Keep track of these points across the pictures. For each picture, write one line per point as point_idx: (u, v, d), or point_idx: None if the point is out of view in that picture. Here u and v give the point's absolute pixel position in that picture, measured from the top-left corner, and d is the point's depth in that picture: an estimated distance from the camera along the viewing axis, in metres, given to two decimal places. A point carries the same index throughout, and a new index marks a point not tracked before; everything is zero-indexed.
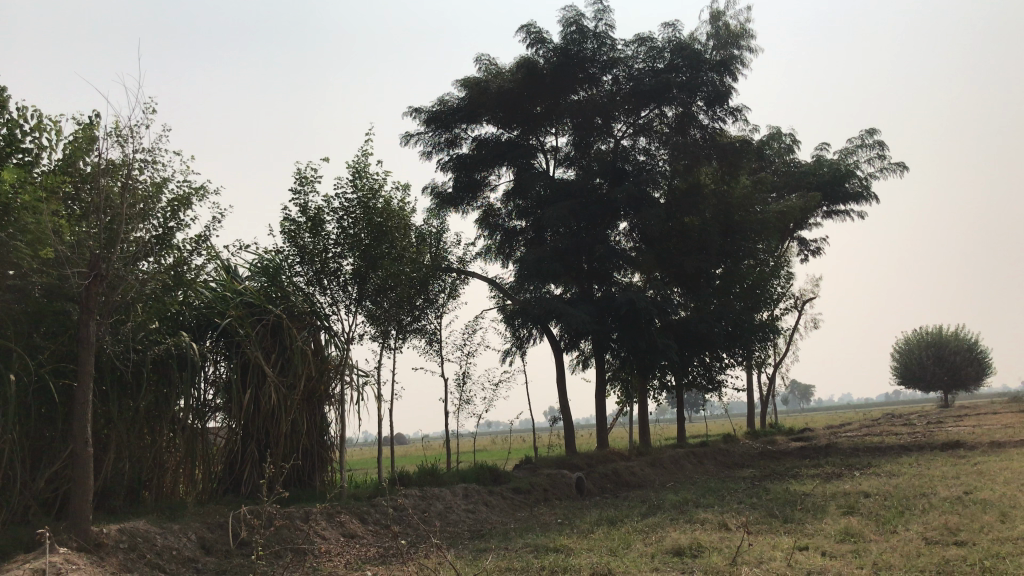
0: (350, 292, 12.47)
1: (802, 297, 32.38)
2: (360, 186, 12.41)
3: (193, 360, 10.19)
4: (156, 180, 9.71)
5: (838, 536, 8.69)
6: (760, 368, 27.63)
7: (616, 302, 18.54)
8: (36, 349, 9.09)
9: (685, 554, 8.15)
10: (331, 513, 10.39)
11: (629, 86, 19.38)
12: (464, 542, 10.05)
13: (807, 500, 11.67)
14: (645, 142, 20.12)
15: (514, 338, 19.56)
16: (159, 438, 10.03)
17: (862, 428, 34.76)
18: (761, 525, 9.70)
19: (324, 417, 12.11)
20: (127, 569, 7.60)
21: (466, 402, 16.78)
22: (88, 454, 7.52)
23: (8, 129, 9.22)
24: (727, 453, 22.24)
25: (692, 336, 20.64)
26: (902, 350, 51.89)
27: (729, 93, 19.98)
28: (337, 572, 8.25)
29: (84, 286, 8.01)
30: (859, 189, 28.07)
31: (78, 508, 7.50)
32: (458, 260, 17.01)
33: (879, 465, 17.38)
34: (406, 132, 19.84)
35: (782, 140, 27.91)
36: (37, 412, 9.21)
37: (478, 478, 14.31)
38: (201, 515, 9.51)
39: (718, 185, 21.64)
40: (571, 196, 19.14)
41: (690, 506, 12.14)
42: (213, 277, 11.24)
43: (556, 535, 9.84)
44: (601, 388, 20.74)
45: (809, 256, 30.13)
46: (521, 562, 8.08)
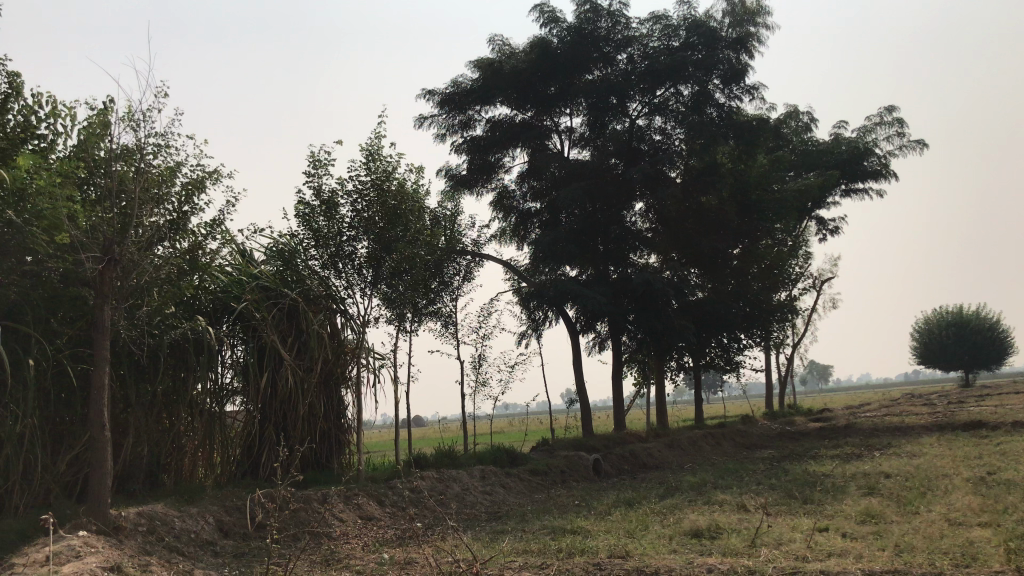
0: (365, 275, 12.44)
1: (821, 276, 32.07)
2: (374, 169, 12.33)
3: (210, 344, 10.20)
4: (169, 164, 9.72)
5: (858, 517, 8.61)
6: (778, 349, 27.46)
7: (632, 283, 18.43)
8: (54, 334, 9.11)
9: (704, 536, 8.09)
10: (349, 496, 10.42)
11: (645, 64, 19.15)
12: (481, 524, 10.04)
13: (827, 481, 11.57)
14: (661, 122, 19.78)
15: (529, 320, 19.48)
16: (178, 422, 10.08)
17: (882, 408, 34.51)
18: (781, 506, 9.63)
19: (341, 400, 12.13)
20: (146, 551, 7.62)
21: (483, 385, 16.75)
22: (105, 437, 7.54)
23: (23, 115, 9.21)
24: (745, 433, 22.12)
25: (709, 317, 20.50)
26: (922, 330, 51.36)
27: (746, 71, 19.72)
28: (355, 555, 8.26)
29: (98, 270, 8.02)
30: (878, 167, 27.66)
31: (96, 491, 7.51)
32: (472, 242, 16.97)
33: (899, 445, 17.24)
34: (419, 115, 19.72)
35: (799, 118, 27.64)
36: (56, 396, 9.26)
37: (495, 460, 14.30)
38: (219, 498, 9.55)
39: (735, 165, 21.34)
40: (586, 176, 19.01)
41: (708, 487, 12.08)
42: (229, 262, 11.25)
43: (574, 516, 9.81)
44: (617, 370, 20.67)
45: (827, 236, 29.82)
46: (538, 544, 8.06)
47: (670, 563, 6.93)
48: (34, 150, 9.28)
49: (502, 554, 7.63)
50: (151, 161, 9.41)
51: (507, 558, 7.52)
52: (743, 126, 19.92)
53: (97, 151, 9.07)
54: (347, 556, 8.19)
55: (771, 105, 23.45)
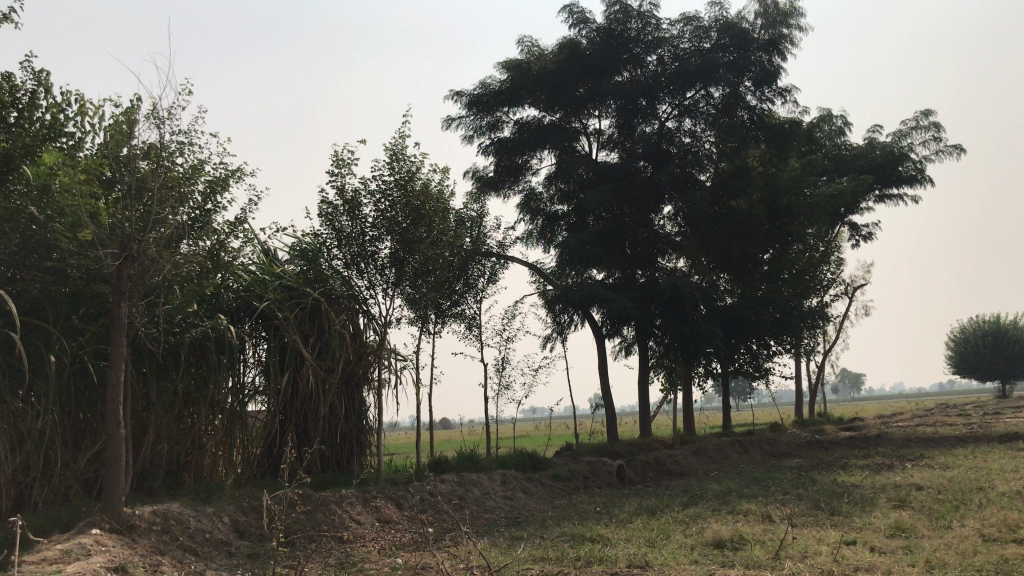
0: (387, 276, 12.33)
1: (854, 283, 31.54)
2: (397, 169, 12.22)
3: (231, 343, 10.13)
4: (192, 163, 9.68)
5: (888, 530, 8.33)
6: (808, 356, 27.01)
7: (659, 287, 18.20)
8: (75, 332, 9.08)
9: (727, 547, 7.86)
10: (367, 498, 10.32)
11: (675, 65, 18.87)
12: (500, 529, 9.89)
13: (856, 492, 11.27)
14: (691, 124, 19.54)
15: (555, 324, 19.29)
16: (199, 421, 10.05)
17: (914, 417, 33.86)
18: (808, 517, 9.36)
19: (362, 401, 12.05)
20: (160, 551, 7.54)
21: (506, 388, 16.59)
22: (120, 435, 7.47)
23: (51, 113, 9.22)
24: (774, 441, 21.76)
25: (738, 323, 20.16)
26: (956, 340, 50.53)
27: (778, 73, 19.37)
28: (370, 558, 8.14)
29: (115, 267, 7.92)
30: (913, 172, 27.12)
31: (110, 489, 7.45)
32: (498, 245, 16.82)
33: (932, 456, 16.83)
34: (447, 116, 19.62)
35: (832, 123, 27.19)
36: (77, 393, 9.25)
37: (517, 464, 14.14)
38: (236, 497, 9.48)
39: (765, 168, 20.96)
40: (614, 178, 18.80)
41: (733, 496, 11.83)
42: (252, 261, 11.22)
43: (594, 524, 9.62)
44: (644, 375, 20.41)
45: (860, 241, 29.29)
46: (556, 552, 7.87)
47: None
48: (61, 147, 9.31)
49: (518, 561, 7.46)
50: (174, 158, 9.36)
51: (525, 565, 7.35)
52: (773, 128, 19.73)
53: (121, 149, 9.05)
54: (362, 559, 8.07)
55: (803, 109, 23.06)
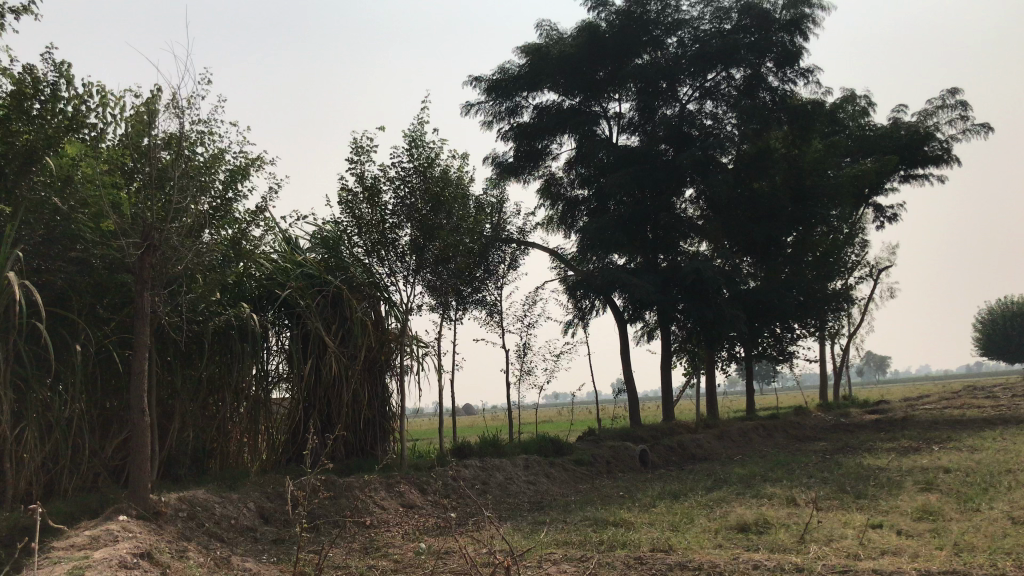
0: (408, 263, 12.33)
1: (879, 265, 31.21)
2: (417, 156, 12.19)
3: (255, 331, 10.19)
4: (213, 152, 9.72)
5: (914, 513, 8.25)
6: (833, 339, 26.79)
7: (681, 271, 18.09)
8: (100, 321, 9.17)
9: (751, 531, 7.82)
10: (391, 484, 10.37)
11: (695, 47, 18.66)
12: (523, 514, 9.91)
13: (882, 475, 11.18)
14: (712, 107, 19.34)
15: (576, 310, 19.24)
16: (224, 408, 10.14)
17: (941, 400, 33.49)
18: (833, 501, 9.29)
19: (385, 387, 12.09)
20: (186, 537, 7.62)
21: (528, 374, 16.59)
22: (145, 424, 7.53)
23: (73, 105, 9.26)
24: (798, 425, 21.62)
25: (762, 306, 20.03)
26: (984, 321, 49.96)
27: (800, 53, 19.14)
28: (394, 543, 8.18)
29: (138, 257, 7.96)
30: (939, 152, 26.74)
31: (136, 477, 7.52)
32: (518, 231, 16.80)
33: (960, 439, 16.65)
34: (466, 102, 19.56)
35: (856, 103, 26.83)
36: (103, 381, 9.35)
37: (540, 449, 14.14)
38: (261, 484, 9.56)
39: (789, 150, 20.73)
40: (635, 162, 18.69)
41: (758, 480, 11.76)
42: (274, 249, 11.27)
43: (617, 508, 9.60)
44: (666, 360, 20.33)
45: (885, 223, 28.93)
46: (579, 536, 7.87)
47: (715, 559, 6.67)
48: (83, 137, 9.28)
49: (541, 546, 7.46)
50: (195, 148, 9.39)
51: (547, 550, 7.36)
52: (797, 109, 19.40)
53: (142, 139, 9.08)
54: (386, 544, 8.11)
55: (826, 89, 22.78)
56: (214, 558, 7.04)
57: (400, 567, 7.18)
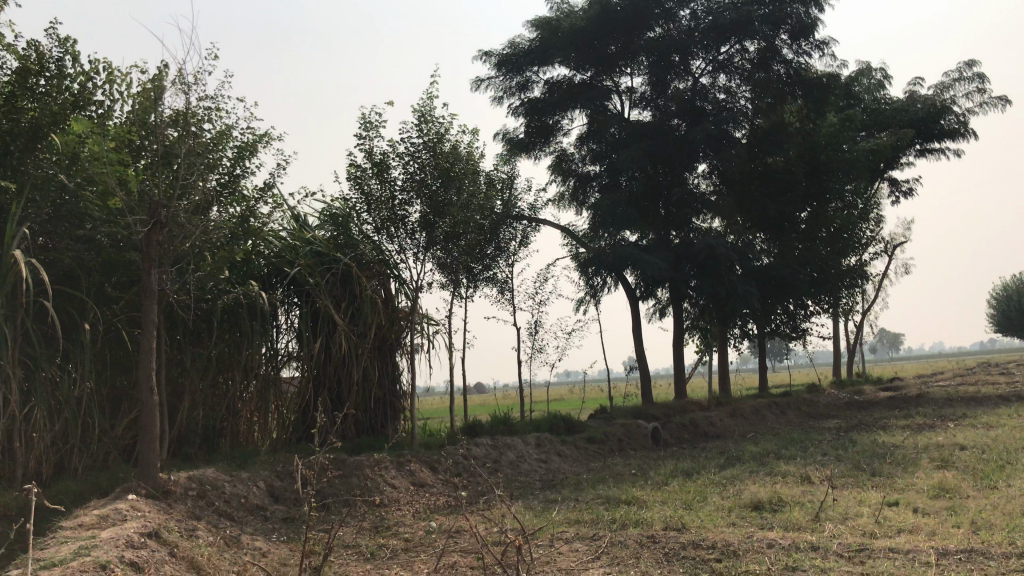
0: (418, 240, 12.21)
1: (894, 241, 30.90)
2: (426, 131, 12.04)
3: (263, 309, 10.11)
4: (220, 129, 9.59)
5: (931, 491, 8.12)
6: (847, 316, 26.61)
7: (694, 248, 17.91)
8: (109, 300, 9.10)
9: (764, 509, 7.73)
10: (401, 462, 10.32)
11: (709, 20, 18.32)
12: (534, 492, 9.85)
13: (897, 453, 11.06)
14: (725, 80, 19.07)
15: (588, 287, 19.10)
16: (234, 387, 10.09)
17: (954, 377, 33.22)
18: (847, 478, 9.19)
19: (395, 365, 12.03)
20: (195, 516, 7.59)
21: (539, 351, 16.49)
22: (154, 402, 7.46)
23: (80, 82, 9.14)
24: (812, 402, 21.49)
25: (775, 283, 19.84)
26: (998, 297, 49.59)
27: (815, 26, 18.76)
28: (404, 522, 8.13)
29: (145, 234, 7.85)
30: (956, 125, 26.33)
31: (145, 456, 7.48)
32: (529, 207, 16.65)
33: (976, 416, 16.47)
34: (476, 77, 19.34)
35: (871, 76, 26.44)
36: (113, 360, 9.32)
37: (551, 427, 14.07)
38: (271, 462, 9.52)
39: (803, 124, 20.61)
40: (647, 137, 18.48)
41: (770, 458, 11.65)
42: (282, 227, 11.17)
43: (629, 486, 9.52)
44: (678, 337, 20.19)
45: (900, 198, 28.56)
46: (591, 515, 7.78)
47: (729, 537, 6.58)
48: (90, 115, 9.15)
49: (552, 525, 7.39)
50: (201, 124, 9.25)
51: (557, 529, 7.29)
52: (811, 83, 19.13)
53: (148, 116, 8.95)
54: (396, 523, 8.07)
55: (841, 62, 22.41)
56: (224, 537, 7.01)
57: (410, 545, 7.13)
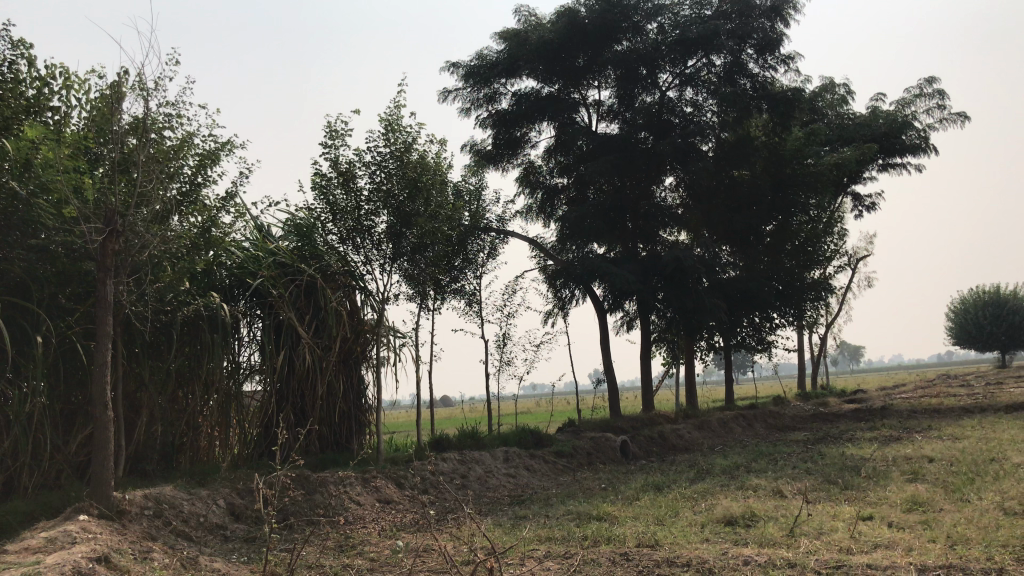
0: (384, 250, 11.98)
1: (856, 254, 31.25)
2: (393, 141, 11.83)
3: (225, 321, 9.80)
4: (180, 136, 9.32)
5: (905, 505, 8.07)
6: (811, 329, 26.84)
7: (661, 260, 17.87)
8: (64, 311, 8.74)
9: (738, 524, 7.62)
10: (367, 478, 10.08)
11: (675, 33, 18.33)
12: (503, 508, 9.66)
13: (868, 466, 11.04)
14: (692, 94, 19.09)
15: (556, 299, 18.99)
16: (194, 401, 9.78)
17: (914, 389, 33.66)
18: (820, 492, 9.12)
19: (361, 379, 11.79)
20: (151, 536, 7.29)
21: (507, 364, 16.31)
22: (109, 417, 7.15)
23: (36, 88, 8.76)
24: (778, 414, 21.54)
25: (742, 296, 19.85)
26: (957, 311, 50.45)
27: (781, 40, 18.89)
28: (369, 540, 7.90)
29: (99, 243, 7.51)
30: (917, 140, 26.73)
31: (98, 475, 7.16)
32: (496, 219, 16.51)
33: (941, 428, 16.59)
34: (443, 88, 19.20)
35: (834, 91, 26.81)
36: (68, 375, 8.97)
37: (519, 441, 13.88)
38: (231, 479, 9.21)
39: (769, 138, 20.74)
40: (614, 149, 18.45)
41: (741, 471, 11.58)
42: (246, 237, 10.89)
43: (599, 501, 9.37)
44: (646, 349, 20.14)
45: (863, 212, 28.89)
46: (562, 532, 7.62)
47: (704, 554, 6.44)
48: (45, 121, 8.81)
49: (523, 542, 7.20)
50: (161, 131, 8.96)
51: (529, 546, 7.11)
52: (777, 97, 19.25)
53: (107, 122, 8.65)
54: (361, 542, 7.83)
55: (806, 77, 22.63)
56: (180, 558, 6.73)
57: (377, 565, 6.90)
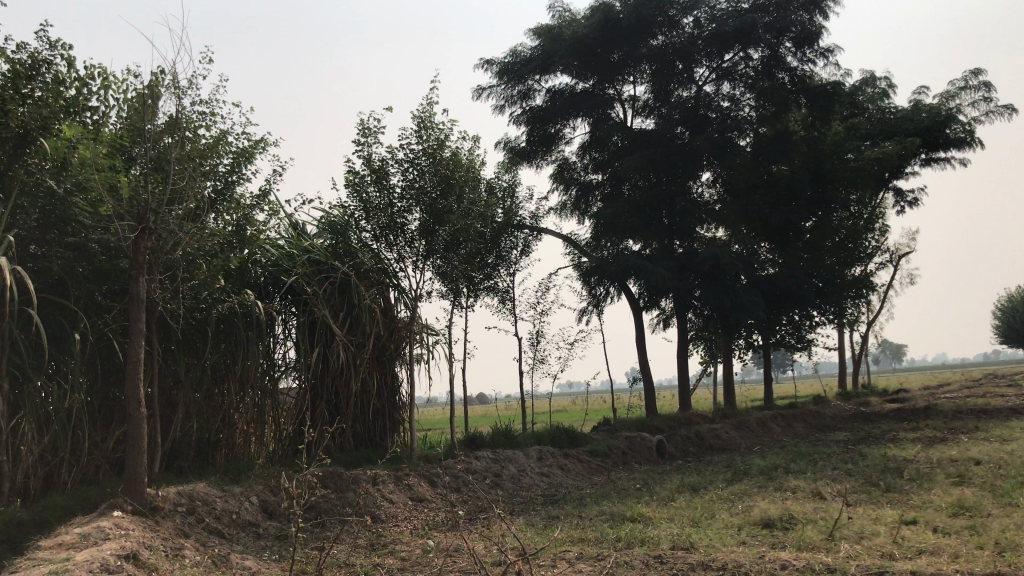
0: (417, 248, 11.93)
1: (899, 251, 30.61)
2: (426, 138, 11.79)
3: (259, 319, 9.81)
4: (215, 135, 9.36)
5: (951, 509, 7.81)
6: (852, 327, 26.35)
7: (698, 257, 17.63)
8: (101, 309, 8.81)
9: (776, 527, 7.44)
10: (400, 476, 10.04)
11: (712, 27, 18.05)
12: (537, 508, 9.57)
13: (911, 468, 10.75)
14: (729, 88, 18.81)
15: (590, 297, 18.83)
16: (229, 398, 9.82)
17: (960, 389, 32.86)
18: (861, 495, 8.89)
19: (395, 377, 11.78)
20: (184, 533, 7.31)
21: (541, 362, 16.20)
22: (142, 414, 7.17)
23: (76, 88, 8.84)
24: (818, 414, 21.14)
25: (781, 293, 19.50)
26: (1003, 309, 49.28)
27: (820, 33, 18.49)
28: (401, 539, 7.85)
29: (132, 242, 7.54)
30: (962, 134, 26.08)
31: (132, 471, 7.20)
32: (530, 216, 16.40)
33: (988, 429, 16.13)
34: (478, 85, 19.12)
35: (876, 85, 26.29)
36: (104, 372, 9.04)
37: (553, 440, 13.77)
38: (264, 477, 9.22)
39: (808, 132, 20.37)
40: (649, 145, 18.25)
41: (780, 472, 11.34)
42: (280, 235, 10.93)
43: (634, 502, 9.23)
44: (683, 347, 19.91)
45: (906, 208, 28.27)
46: (595, 533, 7.50)
47: (740, 557, 6.28)
48: (84, 121, 8.89)
49: (555, 543, 7.10)
50: (195, 130, 8.99)
51: (562, 547, 7.00)
52: (816, 91, 18.90)
53: (142, 122, 8.70)
54: (393, 540, 7.78)
55: (845, 71, 22.13)
56: (212, 555, 6.72)
57: (408, 564, 6.85)
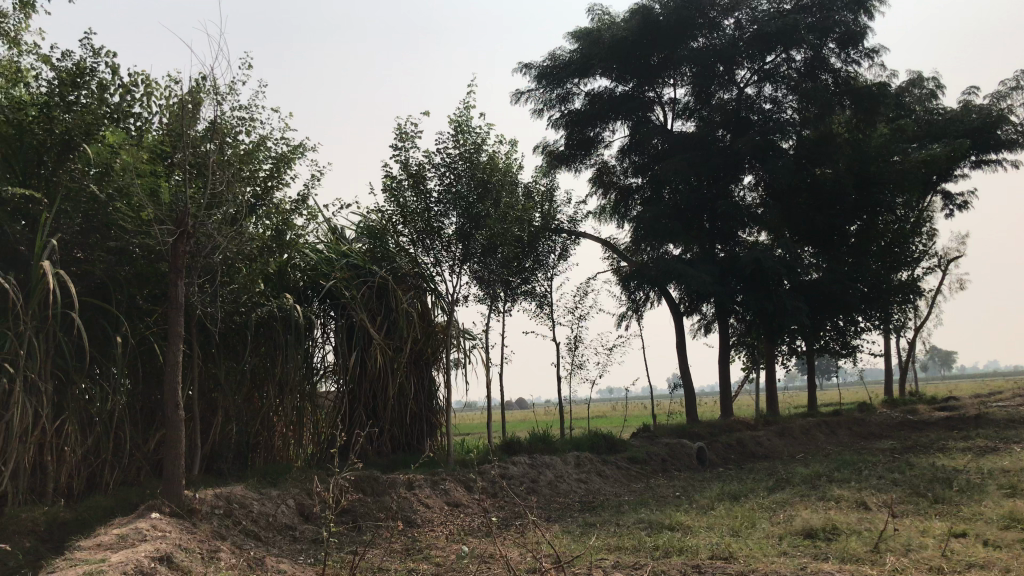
0: (454, 252, 11.89)
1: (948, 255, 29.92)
2: (463, 142, 11.77)
3: (298, 323, 9.85)
4: (254, 140, 9.43)
5: (1002, 522, 7.53)
6: (898, 332, 25.79)
7: (740, 261, 17.37)
8: (142, 312, 8.91)
9: (819, 537, 7.24)
10: (436, 481, 10.01)
11: (753, 28, 17.81)
12: (573, 515, 9.46)
13: (960, 478, 10.43)
14: (772, 90, 18.53)
15: (630, 302, 18.67)
16: (268, 402, 9.88)
17: (1013, 397, 31.92)
18: (907, 505, 8.63)
19: (432, 382, 11.75)
20: (222, 536, 7.35)
21: (579, 368, 16.09)
22: (179, 417, 7.23)
23: (120, 95, 8.99)
24: (863, 421, 20.69)
25: (825, 298, 19.14)
26: None
27: (864, 33, 18.12)
28: (436, 544, 7.81)
29: (172, 245, 7.61)
30: (1013, 135, 25.41)
31: (171, 473, 7.27)
32: (569, 220, 16.30)
33: None
34: (516, 89, 19.06)
35: (923, 86, 25.73)
36: (146, 375, 9.14)
37: (592, 446, 13.64)
38: (302, 480, 9.25)
39: (852, 134, 19.98)
40: (689, 149, 18.06)
41: (823, 481, 11.08)
42: (319, 239, 10.98)
43: (673, 510, 9.07)
44: (724, 353, 19.63)
45: (955, 212, 27.61)
46: (632, 541, 7.37)
47: (781, 568, 6.11)
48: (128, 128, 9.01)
49: (590, 551, 6.98)
50: (234, 135, 9.07)
51: (598, 556, 6.89)
52: (860, 92, 18.55)
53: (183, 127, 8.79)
54: (428, 545, 7.74)
55: (891, 73, 21.68)
56: (247, 559, 6.74)
57: (442, 570, 6.79)
